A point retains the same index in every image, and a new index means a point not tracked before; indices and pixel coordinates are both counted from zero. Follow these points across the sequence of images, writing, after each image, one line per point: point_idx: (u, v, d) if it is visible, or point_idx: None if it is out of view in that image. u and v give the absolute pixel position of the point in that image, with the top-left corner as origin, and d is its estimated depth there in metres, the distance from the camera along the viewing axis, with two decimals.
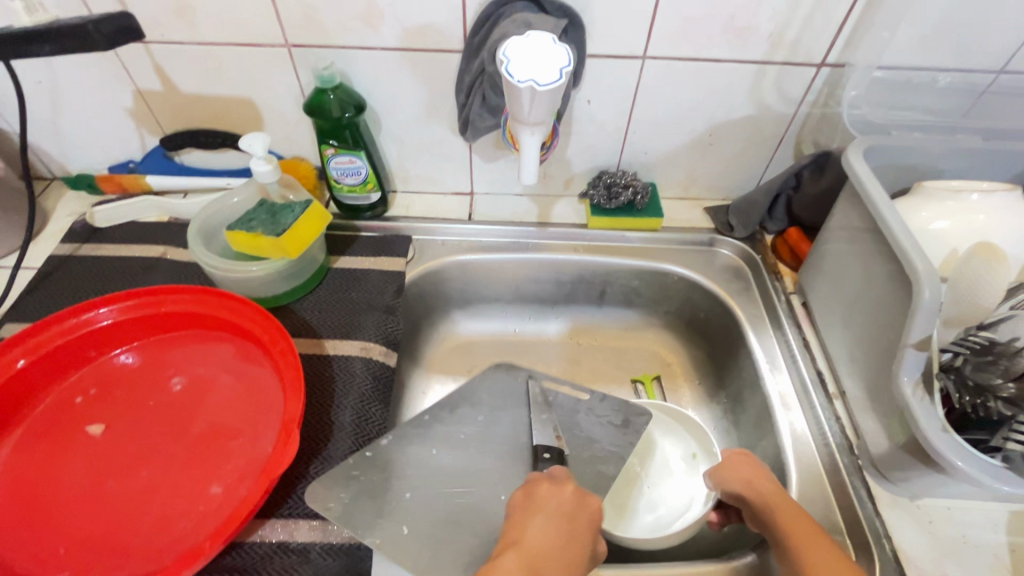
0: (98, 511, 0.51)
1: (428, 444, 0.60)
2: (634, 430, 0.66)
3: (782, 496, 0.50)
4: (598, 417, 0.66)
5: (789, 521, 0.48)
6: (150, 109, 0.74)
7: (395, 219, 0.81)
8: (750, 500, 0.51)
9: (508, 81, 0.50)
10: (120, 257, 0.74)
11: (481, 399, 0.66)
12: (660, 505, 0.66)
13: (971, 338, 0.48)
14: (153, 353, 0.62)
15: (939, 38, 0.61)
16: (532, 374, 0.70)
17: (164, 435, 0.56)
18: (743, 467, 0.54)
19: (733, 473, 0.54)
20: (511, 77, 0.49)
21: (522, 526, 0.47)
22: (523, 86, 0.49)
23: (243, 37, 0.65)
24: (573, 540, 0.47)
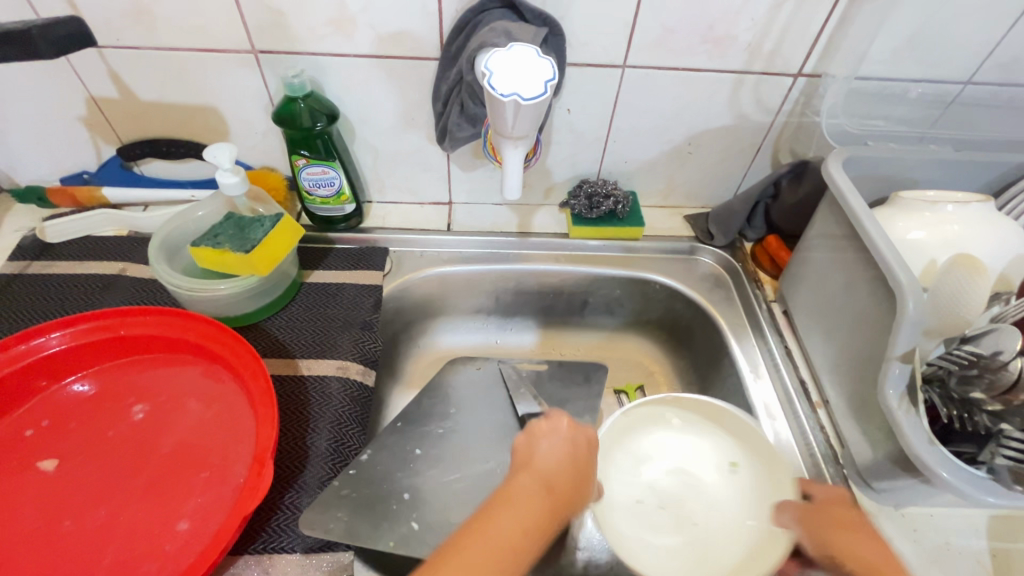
0: (51, 555, 0.47)
1: (410, 446, 0.67)
2: (596, 382, 0.76)
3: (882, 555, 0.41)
4: (562, 378, 0.77)
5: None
6: (105, 118, 0.69)
7: (370, 230, 0.78)
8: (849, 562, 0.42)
9: (490, 93, 0.48)
10: (74, 276, 0.69)
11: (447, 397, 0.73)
12: (714, 536, 0.53)
13: (956, 353, 0.48)
14: (113, 380, 0.58)
15: (910, 50, 0.62)
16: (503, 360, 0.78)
17: (125, 469, 0.53)
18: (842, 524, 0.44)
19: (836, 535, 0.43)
20: (494, 89, 0.48)
21: (530, 452, 0.46)
22: (507, 99, 0.47)
23: (205, 42, 0.61)
24: (576, 462, 0.46)
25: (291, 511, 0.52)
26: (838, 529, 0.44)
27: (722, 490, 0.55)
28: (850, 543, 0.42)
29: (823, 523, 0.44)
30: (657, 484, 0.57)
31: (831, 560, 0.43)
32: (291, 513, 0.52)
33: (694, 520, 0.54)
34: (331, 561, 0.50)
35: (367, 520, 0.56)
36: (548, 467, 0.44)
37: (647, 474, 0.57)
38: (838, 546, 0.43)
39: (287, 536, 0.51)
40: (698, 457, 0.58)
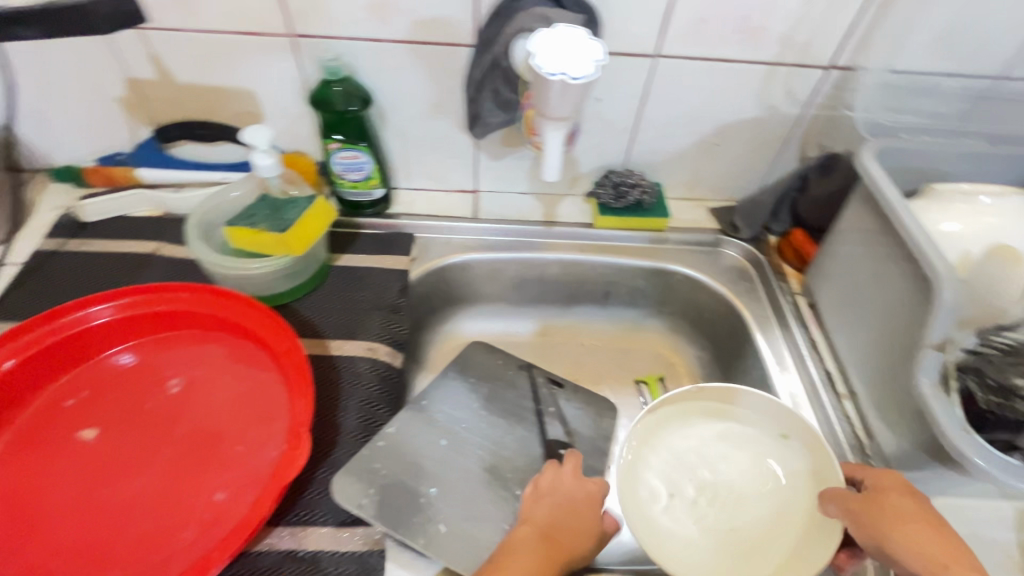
0: (94, 522, 0.48)
1: (436, 437, 0.64)
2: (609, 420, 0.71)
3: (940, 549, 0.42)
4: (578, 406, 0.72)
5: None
6: (142, 99, 0.70)
7: (397, 216, 0.79)
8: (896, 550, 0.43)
9: (537, 74, 0.49)
10: (109, 254, 0.71)
11: (471, 384, 0.72)
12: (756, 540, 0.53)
13: (997, 339, 0.49)
14: (150, 354, 0.59)
15: (945, 44, 0.62)
16: (527, 367, 0.75)
17: (162, 440, 0.54)
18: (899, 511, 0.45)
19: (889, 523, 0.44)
20: (541, 69, 0.48)
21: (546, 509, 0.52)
22: (555, 78, 0.48)
23: (244, 25, 0.62)
24: (585, 517, 0.52)
25: (324, 486, 0.54)
26: (889, 515, 0.45)
27: (763, 492, 0.56)
28: (901, 527, 0.44)
29: (872, 507, 0.46)
30: (695, 483, 0.57)
31: (876, 542, 0.44)
32: (324, 488, 0.54)
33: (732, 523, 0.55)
34: (364, 536, 0.52)
35: (400, 503, 0.56)
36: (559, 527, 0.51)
37: (684, 470, 0.58)
38: (886, 530, 0.44)
39: (319, 509, 0.52)
40: (742, 456, 0.58)
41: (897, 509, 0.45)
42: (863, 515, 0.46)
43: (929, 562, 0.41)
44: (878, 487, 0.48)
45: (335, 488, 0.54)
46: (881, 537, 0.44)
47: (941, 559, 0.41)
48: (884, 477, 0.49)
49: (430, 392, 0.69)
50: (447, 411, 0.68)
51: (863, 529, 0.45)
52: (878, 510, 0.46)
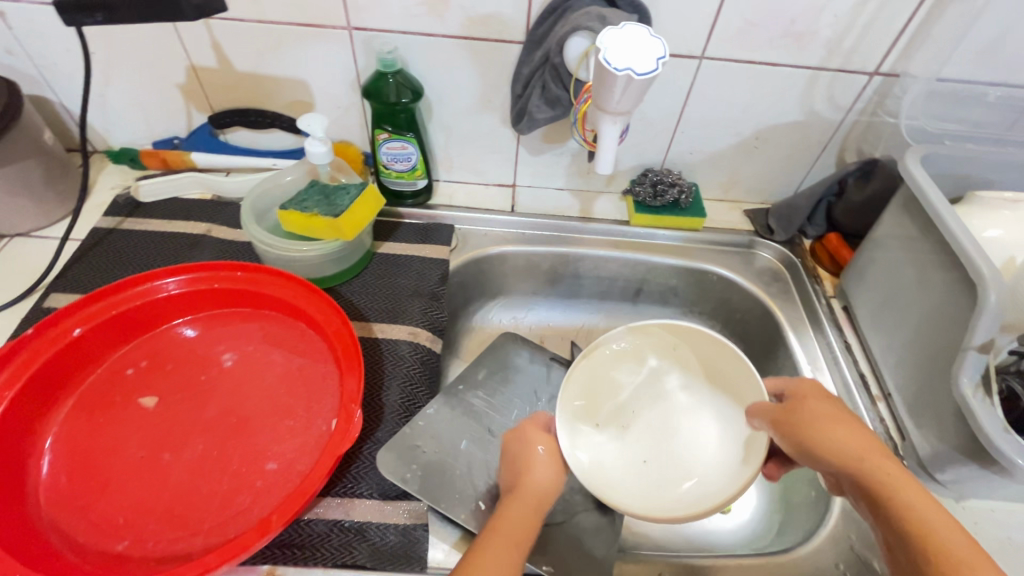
0: (155, 483, 0.51)
1: (473, 420, 0.66)
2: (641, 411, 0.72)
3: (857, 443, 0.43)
4: None
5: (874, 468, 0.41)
6: (201, 85, 0.73)
7: (437, 207, 0.81)
8: (818, 453, 0.43)
9: (603, 68, 0.50)
10: (165, 233, 0.74)
11: (507, 372, 0.74)
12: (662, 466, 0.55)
13: None
14: (205, 329, 0.62)
15: (992, 53, 0.63)
16: (555, 357, 0.77)
17: (217, 410, 0.56)
18: (815, 411, 0.45)
19: (804, 425, 0.44)
20: (608, 64, 0.50)
21: (528, 466, 0.50)
22: (621, 73, 0.50)
23: (305, 17, 0.65)
24: (549, 460, 0.51)
25: (369, 462, 0.56)
26: (810, 420, 0.44)
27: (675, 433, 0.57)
28: (825, 432, 0.43)
29: (792, 414, 0.45)
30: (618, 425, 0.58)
31: (800, 447, 0.44)
32: (369, 463, 0.56)
33: (638, 456, 0.56)
34: (409, 509, 0.54)
35: (441, 482, 0.57)
36: (539, 482, 0.49)
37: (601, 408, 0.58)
38: (810, 439, 0.44)
39: (365, 483, 0.54)
40: (636, 394, 0.60)
41: (818, 415, 0.45)
42: (782, 423, 0.45)
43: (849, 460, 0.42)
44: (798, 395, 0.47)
45: (379, 463, 0.56)
46: (805, 447, 0.43)
47: (862, 456, 0.42)
48: (803, 383, 0.49)
49: (467, 380, 0.71)
50: (485, 393, 0.71)
51: (786, 438, 0.45)
52: (800, 418, 0.45)
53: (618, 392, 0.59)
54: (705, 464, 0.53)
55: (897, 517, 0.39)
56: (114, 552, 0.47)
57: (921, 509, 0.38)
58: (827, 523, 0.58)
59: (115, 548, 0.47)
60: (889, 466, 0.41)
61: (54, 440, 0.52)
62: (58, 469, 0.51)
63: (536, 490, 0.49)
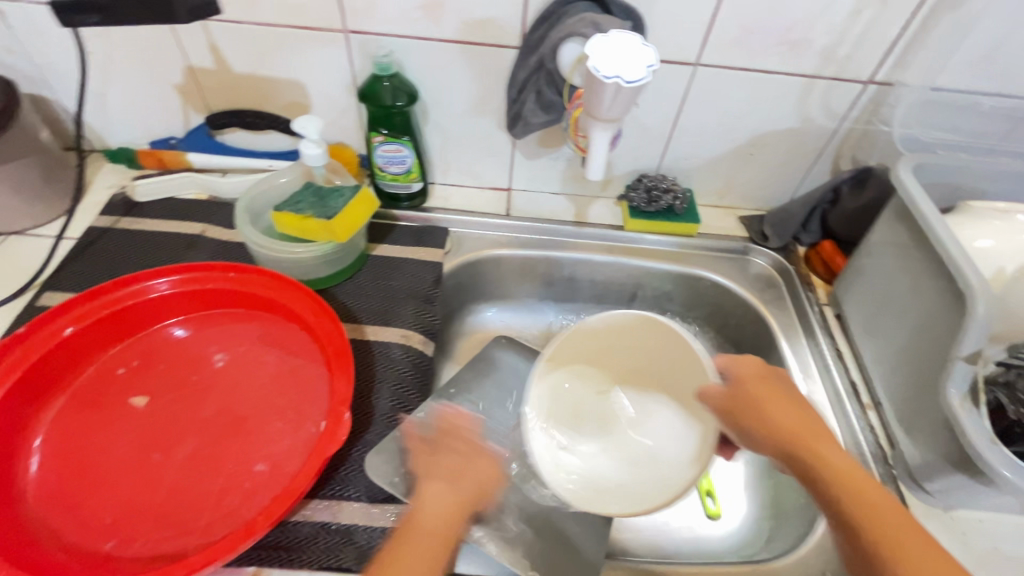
0: (144, 482, 0.51)
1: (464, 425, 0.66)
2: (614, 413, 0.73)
3: (788, 418, 0.48)
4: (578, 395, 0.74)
5: (806, 442, 0.46)
6: (198, 86, 0.73)
7: (432, 210, 0.81)
8: (753, 430, 0.49)
9: (593, 76, 0.51)
10: (160, 233, 0.74)
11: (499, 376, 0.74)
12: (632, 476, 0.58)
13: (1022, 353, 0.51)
14: (197, 329, 0.62)
15: (986, 63, 0.63)
16: None
17: (207, 411, 0.56)
18: (751, 391, 0.50)
19: (738, 404, 0.50)
20: (597, 71, 0.50)
21: (465, 463, 0.53)
22: (609, 81, 0.50)
23: (302, 19, 0.65)
24: (491, 460, 0.54)
25: (357, 464, 0.56)
26: (747, 406, 0.50)
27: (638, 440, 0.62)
28: (761, 411, 0.49)
29: (732, 399, 0.51)
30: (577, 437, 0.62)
31: (739, 426, 0.50)
32: (358, 465, 0.56)
33: (606, 467, 0.60)
34: (395, 512, 0.54)
35: None
36: (477, 477, 0.52)
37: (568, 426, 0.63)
38: (749, 423, 0.49)
39: (353, 485, 0.54)
40: (597, 407, 0.65)
41: (756, 399, 0.50)
42: (725, 407, 0.51)
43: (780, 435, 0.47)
44: (736, 377, 0.52)
45: (367, 466, 0.56)
46: (741, 428, 0.49)
47: (795, 436, 0.47)
48: (744, 363, 0.53)
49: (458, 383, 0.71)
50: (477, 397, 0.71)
51: (728, 421, 0.50)
52: (737, 404, 0.50)
53: (574, 405, 0.64)
54: (669, 457, 0.58)
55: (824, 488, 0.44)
56: (101, 552, 0.47)
57: (848, 480, 0.43)
58: (816, 530, 0.58)
59: (102, 547, 0.47)
60: (822, 444, 0.46)
61: (44, 438, 0.53)
62: (47, 468, 0.51)
63: (469, 484, 0.51)
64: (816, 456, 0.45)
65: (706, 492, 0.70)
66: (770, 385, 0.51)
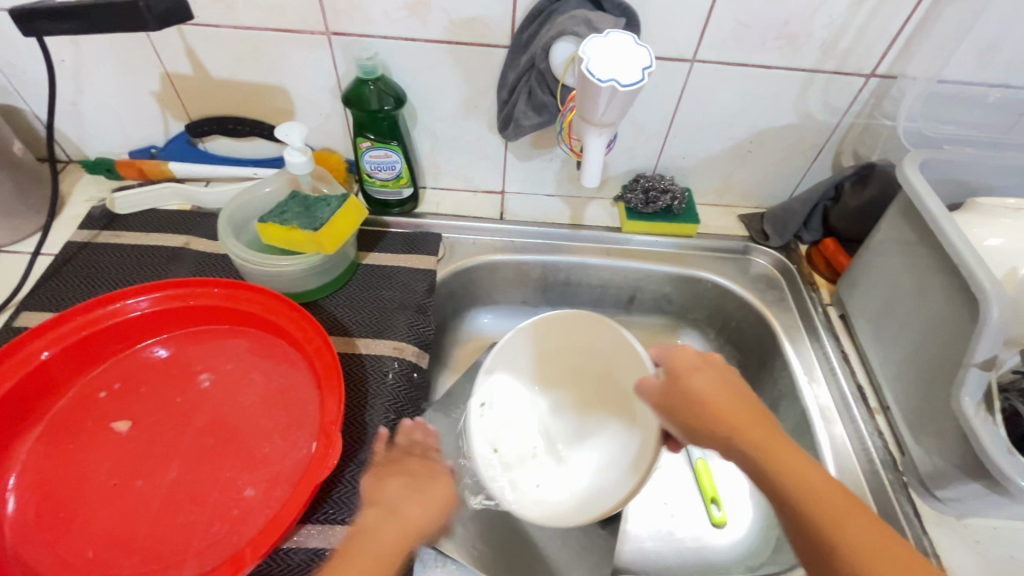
0: (127, 513, 0.49)
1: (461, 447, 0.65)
2: None
3: (728, 408, 0.46)
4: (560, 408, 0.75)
5: (761, 438, 0.44)
6: (176, 93, 0.71)
7: (424, 215, 0.79)
8: (694, 426, 0.47)
9: (587, 79, 0.48)
10: (141, 247, 0.71)
11: None
12: (554, 487, 0.61)
13: None
14: (180, 347, 0.60)
15: (993, 54, 0.61)
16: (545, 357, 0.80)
17: (191, 435, 0.54)
18: (694, 384, 0.49)
19: (678, 401, 0.49)
20: (592, 74, 0.48)
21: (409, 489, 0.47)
22: (605, 85, 0.48)
23: (282, 22, 0.62)
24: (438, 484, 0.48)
25: (352, 485, 0.54)
26: (687, 400, 0.48)
27: (569, 449, 0.65)
28: (705, 404, 0.47)
29: (672, 396, 0.49)
30: (513, 446, 0.64)
31: (682, 423, 0.48)
32: (352, 486, 0.54)
33: (534, 476, 0.62)
34: None
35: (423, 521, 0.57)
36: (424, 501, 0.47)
37: (503, 434, 0.64)
38: (689, 419, 0.47)
39: (348, 508, 0.53)
40: (529, 413, 0.67)
41: (694, 392, 0.48)
42: (667, 405, 0.50)
43: (723, 428, 0.45)
44: (676, 372, 0.51)
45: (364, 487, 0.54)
46: (685, 425, 0.48)
47: (735, 429, 0.45)
48: (679, 357, 0.52)
49: None
50: None
51: (671, 418, 0.49)
52: (679, 401, 0.49)
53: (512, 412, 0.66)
54: (602, 468, 0.60)
55: (766, 481, 0.42)
56: None
57: (796, 471, 0.41)
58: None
59: None
60: (760, 434, 0.44)
61: (22, 468, 0.51)
62: (24, 501, 0.49)
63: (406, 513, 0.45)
64: (758, 449, 0.43)
65: (712, 499, 0.68)
66: (720, 376, 0.49)
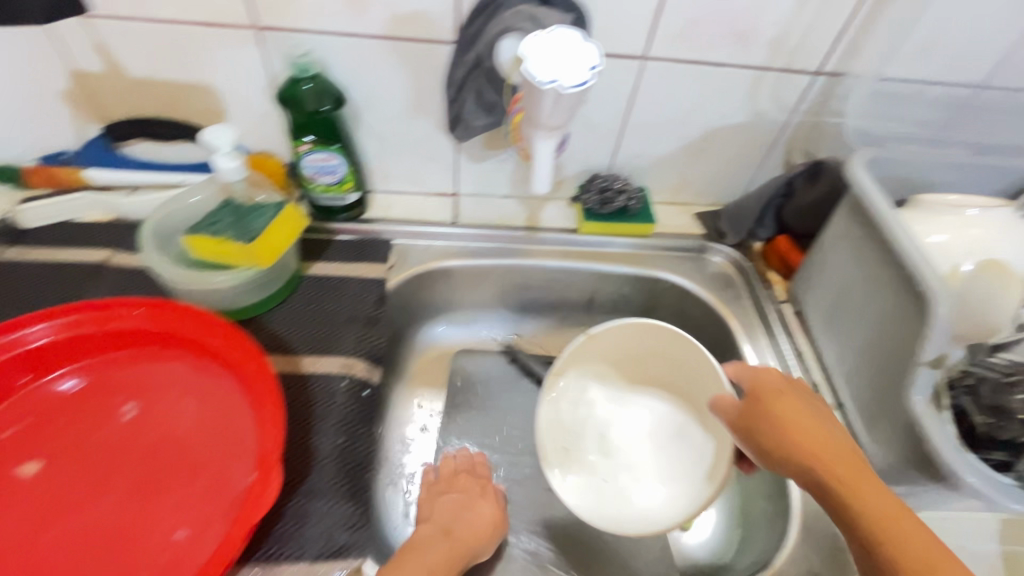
0: (38, 566, 0.44)
1: None
2: None
3: (815, 436, 0.45)
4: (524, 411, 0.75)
5: (841, 470, 0.42)
6: (89, 93, 0.64)
7: (373, 221, 0.75)
8: (776, 454, 0.46)
9: (529, 82, 0.47)
10: (55, 264, 0.65)
11: None
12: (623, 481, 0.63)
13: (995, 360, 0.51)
14: (100, 375, 0.54)
15: (932, 52, 0.62)
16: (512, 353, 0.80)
17: (116, 472, 0.49)
18: (779, 408, 0.47)
19: (759, 426, 0.48)
20: (534, 77, 0.46)
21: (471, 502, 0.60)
22: (547, 87, 0.46)
23: (202, 15, 0.57)
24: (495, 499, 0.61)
25: (299, 518, 0.50)
26: (768, 426, 0.47)
27: (638, 442, 0.65)
28: (787, 431, 0.46)
29: (752, 418, 0.48)
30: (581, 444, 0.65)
31: (760, 448, 0.47)
32: (299, 520, 0.50)
33: (601, 471, 0.63)
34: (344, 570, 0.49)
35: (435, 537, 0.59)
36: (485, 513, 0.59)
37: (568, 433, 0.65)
38: (767, 442, 0.47)
39: (293, 544, 0.49)
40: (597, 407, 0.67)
41: (774, 417, 0.47)
42: (745, 427, 0.49)
43: (805, 457, 0.44)
44: (755, 393, 0.49)
45: (310, 520, 0.50)
46: (764, 450, 0.47)
47: (817, 459, 0.43)
48: (766, 380, 0.50)
49: None
50: None
51: (749, 443, 0.48)
52: (755, 424, 0.48)
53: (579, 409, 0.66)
54: (676, 472, 0.62)
55: (846, 513, 0.41)
56: None
57: (873, 506, 0.40)
58: (786, 542, 0.56)
59: None
60: (840, 463, 0.43)
61: None
62: None
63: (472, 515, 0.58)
64: (843, 485, 0.42)
65: None
66: (801, 401, 0.48)
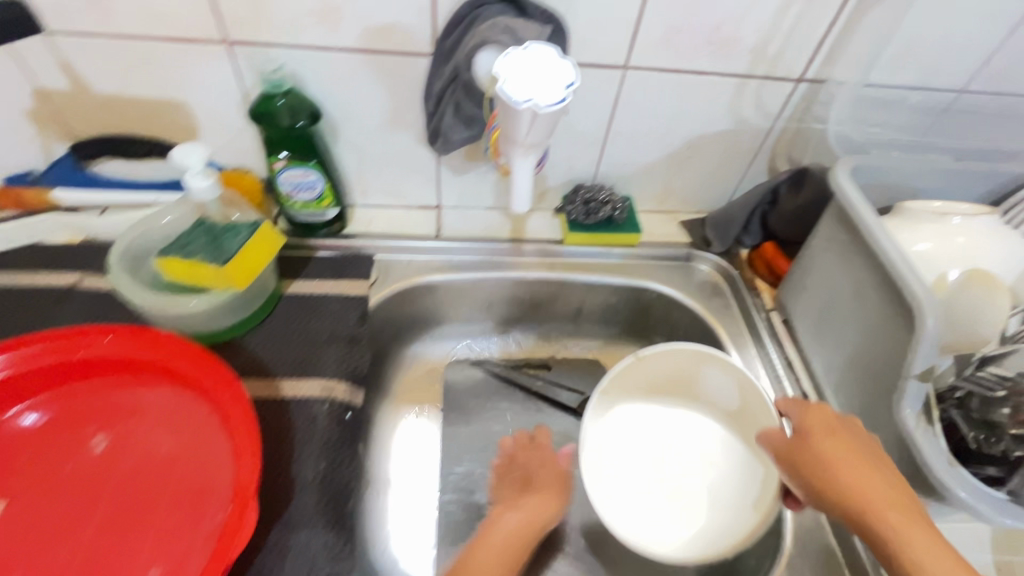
0: None
1: None
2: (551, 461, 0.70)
3: (865, 477, 0.44)
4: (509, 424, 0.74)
5: (888, 512, 0.42)
6: (54, 111, 0.62)
7: (354, 236, 0.73)
8: (824, 494, 0.45)
9: (504, 102, 0.46)
10: (21, 288, 0.62)
11: None
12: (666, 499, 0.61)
13: (981, 376, 0.50)
14: (67, 406, 0.52)
15: (912, 57, 0.61)
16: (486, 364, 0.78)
17: (85, 509, 0.47)
18: (828, 446, 0.47)
19: (808, 464, 0.47)
20: (508, 98, 0.45)
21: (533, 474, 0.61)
22: (523, 108, 0.45)
23: (170, 29, 0.55)
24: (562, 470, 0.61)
25: (280, 551, 0.49)
26: (816, 464, 0.46)
27: (681, 459, 0.63)
28: (837, 471, 0.45)
29: (799, 455, 0.48)
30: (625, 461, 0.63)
31: (808, 487, 0.47)
32: (280, 553, 0.49)
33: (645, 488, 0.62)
34: None
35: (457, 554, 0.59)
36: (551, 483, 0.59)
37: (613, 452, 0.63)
38: (815, 479, 0.46)
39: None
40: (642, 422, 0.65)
41: (823, 456, 0.47)
42: (793, 464, 0.48)
43: (853, 497, 0.44)
44: (804, 428, 0.49)
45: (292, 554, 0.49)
46: (811, 488, 0.46)
47: (864, 502, 0.43)
48: (810, 416, 0.50)
49: None
50: None
51: (796, 480, 0.48)
52: (802, 460, 0.48)
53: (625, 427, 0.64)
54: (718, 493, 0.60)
55: (892, 556, 0.41)
56: None
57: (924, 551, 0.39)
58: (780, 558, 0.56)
59: None
60: (889, 506, 0.42)
61: None
62: None
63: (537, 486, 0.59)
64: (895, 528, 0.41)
65: None
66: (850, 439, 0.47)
